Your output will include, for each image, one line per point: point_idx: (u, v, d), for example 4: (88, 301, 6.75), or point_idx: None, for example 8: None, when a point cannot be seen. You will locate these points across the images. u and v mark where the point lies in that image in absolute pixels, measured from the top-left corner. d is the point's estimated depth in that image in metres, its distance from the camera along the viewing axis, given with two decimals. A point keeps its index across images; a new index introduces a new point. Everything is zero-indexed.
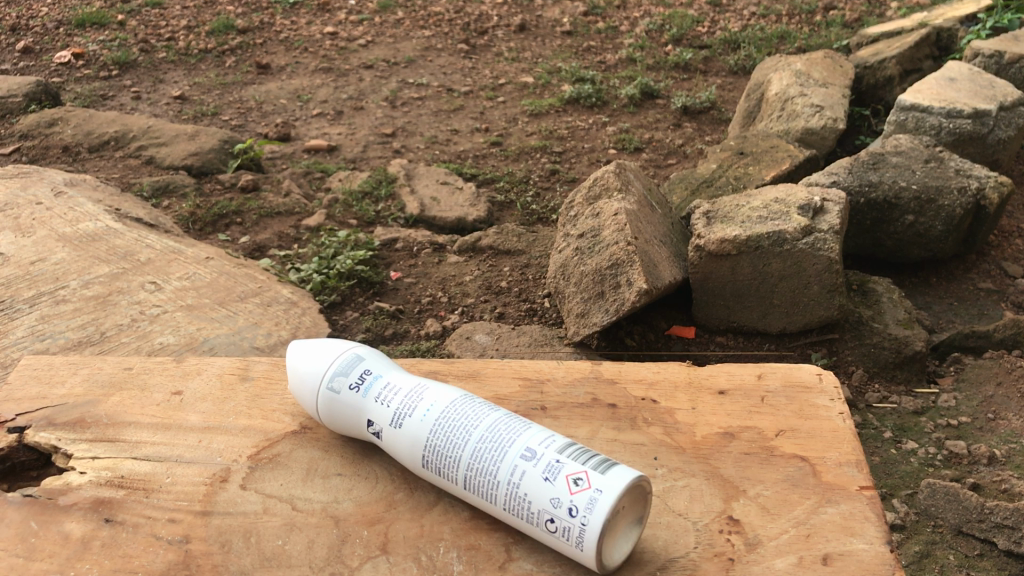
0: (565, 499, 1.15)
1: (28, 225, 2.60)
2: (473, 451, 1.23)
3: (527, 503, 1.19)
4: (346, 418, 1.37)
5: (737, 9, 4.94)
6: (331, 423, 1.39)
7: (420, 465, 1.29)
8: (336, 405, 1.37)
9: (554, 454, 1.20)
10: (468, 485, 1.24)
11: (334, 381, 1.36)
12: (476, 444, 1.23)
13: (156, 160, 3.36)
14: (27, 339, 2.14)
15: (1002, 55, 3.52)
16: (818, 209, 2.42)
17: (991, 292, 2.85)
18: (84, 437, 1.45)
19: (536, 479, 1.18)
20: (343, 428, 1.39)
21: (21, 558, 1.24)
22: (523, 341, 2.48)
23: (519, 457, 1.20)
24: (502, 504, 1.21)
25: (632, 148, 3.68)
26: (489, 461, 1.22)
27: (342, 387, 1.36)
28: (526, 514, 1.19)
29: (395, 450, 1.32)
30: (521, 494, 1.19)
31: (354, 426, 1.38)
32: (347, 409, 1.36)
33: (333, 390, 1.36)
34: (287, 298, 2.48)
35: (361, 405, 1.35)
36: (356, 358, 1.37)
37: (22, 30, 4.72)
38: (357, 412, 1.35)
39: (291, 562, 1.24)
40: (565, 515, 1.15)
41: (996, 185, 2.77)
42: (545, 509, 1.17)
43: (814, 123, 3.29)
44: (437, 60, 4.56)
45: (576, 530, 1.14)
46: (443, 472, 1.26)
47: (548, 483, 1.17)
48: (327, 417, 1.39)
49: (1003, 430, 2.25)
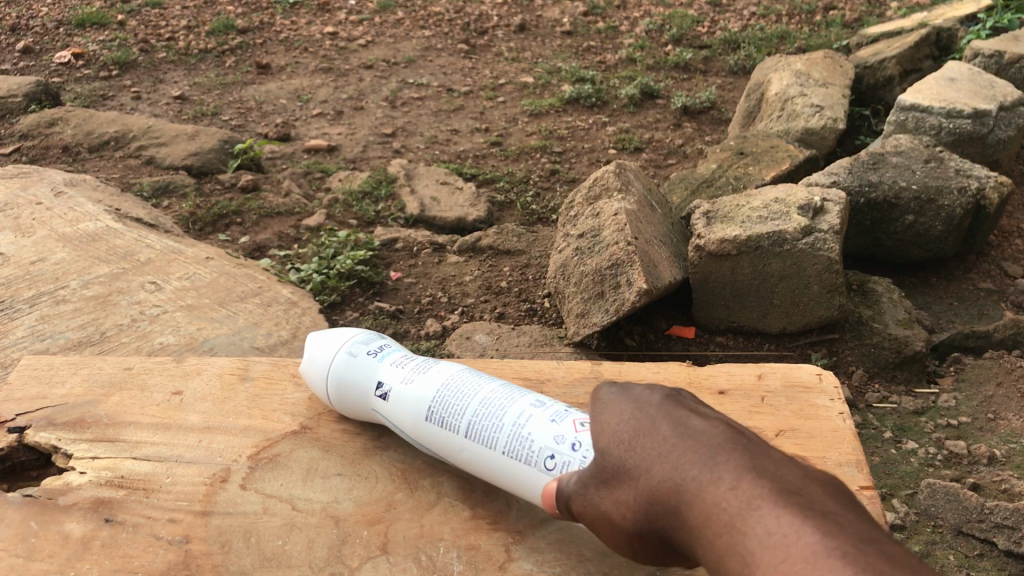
0: (569, 436, 1.18)
1: (29, 225, 2.60)
2: (481, 401, 1.26)
3: (530, 444, 1.20)
4: (356, 381, 1.38)
5: (737, 9, 4.95)
6: (333, 390, 1.41)
7: (425, 422, 1.30)
8: (349, 368, 1.39)
9: (561, 408, 1.24)
10: (471, 431, 1.25)
11: (352, 347, 1.39)
12: (486, 394, 1.27)
13: (156, 160, 3.36)
14: (27, 340, 2.14)
15: (1002, 56, 3.52)
16: (818, 209, 2.43)
17: (990, 292, 2.85)
18: (84, 437, 1.46)
19: (542, 422, 1.21)
20: (349, 392, 1.40)
21: (21, 558, 1.24)
22: (523, 341, 2.48)
23: (528, 406, 1.24)
24: (503, 448, 1.22)
25: (633, 148, 3.68)
26: (496, 409, 1.25)
27: (359, 351, 1.39)
28: (526, 455, 1.20)
29: (400, 411, 1.33)
30: (525, 435, 1.20)
31: (361, 391, 1.38)
32: (360, 371, 1.38)
33: (349, 354, 1.39)
34: (287, 298, 2.48)
35: (374, 368, 1.37)
36: (376, 333, 1.42)
37: (22, 30, 4.71)
38: (370, 374, 1.37)
39: (291, 562, 1.24)
40: (566, 450, 1.17)
41: (996, 185, 2.78)
42: (547, 448, 1.18)
43: (814, 123, 3.29)
44: (437, 60, 4.55)
45: (576, 463, 1.15)
46: (449, 425, 1.27)
47: (554, 424, 1.20)
48: (331, 383, 1.41)
49: (1003, 430, 2.25)
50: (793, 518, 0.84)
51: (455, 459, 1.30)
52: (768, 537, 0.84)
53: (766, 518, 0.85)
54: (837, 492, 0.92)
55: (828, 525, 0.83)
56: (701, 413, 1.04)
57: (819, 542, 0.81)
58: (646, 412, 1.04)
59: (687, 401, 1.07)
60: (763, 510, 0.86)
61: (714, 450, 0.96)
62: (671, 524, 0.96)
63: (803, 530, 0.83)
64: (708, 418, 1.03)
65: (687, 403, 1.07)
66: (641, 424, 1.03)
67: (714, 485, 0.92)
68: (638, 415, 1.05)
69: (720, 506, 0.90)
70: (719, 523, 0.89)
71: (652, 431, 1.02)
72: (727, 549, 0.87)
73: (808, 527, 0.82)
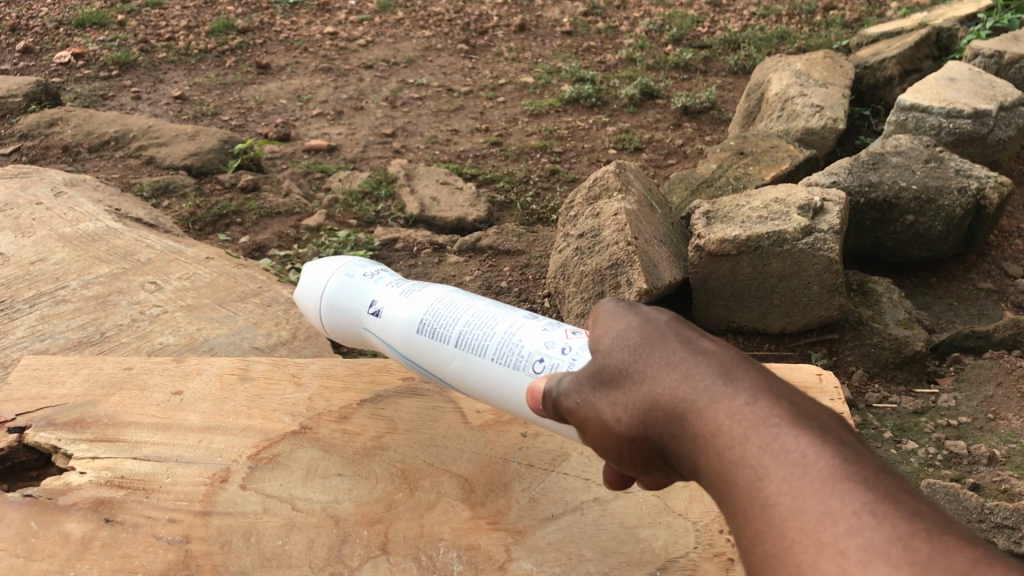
0: (559, 341, 1.23)
1: (29, 225, 2.60)
2: (473, 312, 1.32)
3: (519, 349, 1.24)
4: (352, 301, 1.47)
5: (737, 9, 4.95)
6: (328, 308, 1.50)
7: (415, 332, 1.36)
8: (346, 288, 1.48)
9: (553, 321, 1.30)
10: (460, 339, 1.30)
11: (351, 271, 1.50)
12: (478, 307, 1.34)
13: (156, 160, 3.36)
14: (27, 340, 2.14)
15: (1002, 55, 3.52)
16: (818, 209, 2.43)
17: (990, 292, 2.85)
18: (84, 437, 1.46)
19: (533, 330, 1.26)
20: (344, 312, 1.48)
21: (21, 558, 1.24)
22: None
23: (520, 317, 1.30)
24: (491, 354, 1.27)
25: (632, 148, 3.68)
26: (488, 319, 1.30)
27: (357, 274, 1.50)
28: (515, 361, 1.24)
29: (391, 323, 1.41)
30: (515, 342, 1.25)
31: (356, 310, 1.47)
32: (357, 291, 1.48)
33: (348, 275, 1.50)
34: (288, 298, 2.49)
35: (371, 288, 1.47)
36: (376, 260, 1.53)
37: (22, 30, 4.71)
38: (366, 293, 1.47)
39: (291, 562, 1.24)
40: (556, 354, 1.21)
41: (996, 185, 2.77)
42: (536, 352, 1.23)
43: (814, 123, 3.29)
44: (437, 60, 4.55)
45: (564, 365, 1.19)
46: (436, 334, 1.33)
47: (545, 331, 1.25)
48: (327, 302, 1.50)
49: (1003, 430, 2.24)
50: (811, 439, 0.83)
51: (442, 373, 1.35)
52: (787, 451, 0.83)
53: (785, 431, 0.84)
54: (843, 422, 0.92)
55: (845, 447, 0.83)
56: (708, 335, 1.03)
57: (838, 464, 0.80)
58: (656, 327, 1.03)
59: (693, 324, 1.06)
60: (780, 428, 0.85)
61: (730, 368, 0.95)
62: (672, 434, 0.94)
63: (820, 447, 0.82)
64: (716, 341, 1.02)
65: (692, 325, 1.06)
66: (652, 336, 1.02)
67: (726, 400, 0.90)
68: (650, 328, 1.03)
69: (732, 417, 0.88)
70: (730, 434, 0.87)
71: (663, 345, 1.01)
72: (738, 456, 0.85)
73: (829, 450, 0.82)
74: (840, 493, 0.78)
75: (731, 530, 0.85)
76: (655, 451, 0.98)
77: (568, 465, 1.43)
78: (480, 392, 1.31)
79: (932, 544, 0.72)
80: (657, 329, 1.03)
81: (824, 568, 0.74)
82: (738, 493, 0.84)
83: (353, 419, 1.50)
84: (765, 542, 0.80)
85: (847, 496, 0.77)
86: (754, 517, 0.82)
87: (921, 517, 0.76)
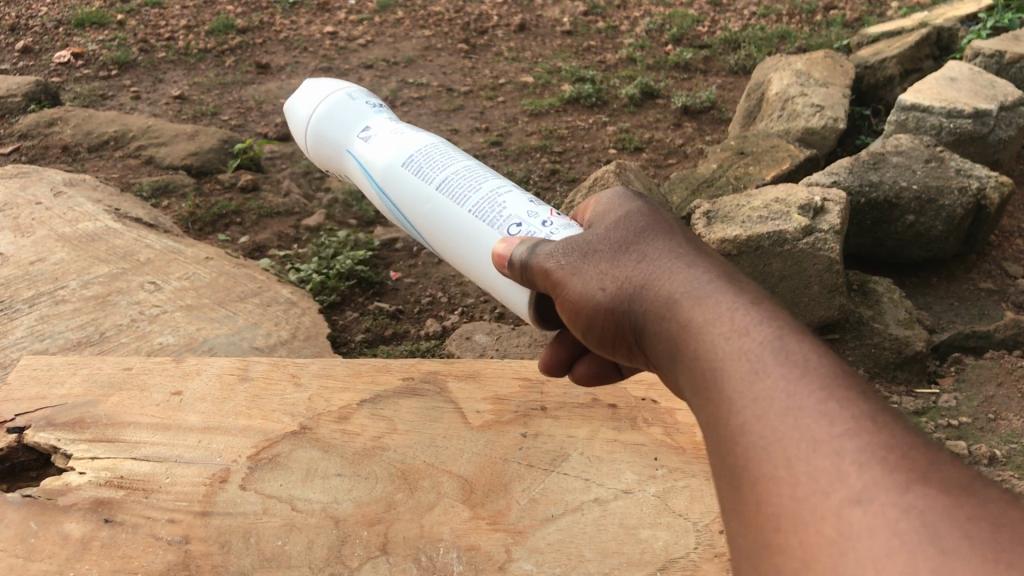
0: (541, 216, 1.37)
1: (28, 224, 2.59)
2: (463, 167, 1.49)
3: (500, 209, 1.40)
4: (348, 119, 1.67)
5: (737, 9, 4.94)
6: (327, 128, 1.68)
7: (402, 167, 1.53)
8: (349, 108, 1.68)
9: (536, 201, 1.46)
10: (443, 184, 1.47)
11: (356, 96, 1.71)
12: (469, 165, 1.50)
13: (156, 160, 3.35)
14: (26, 339, 2.13)
15: (1002, 55, 3.51)
16: (818, 209, 2.43)
17: (991, 292, 2.84)
18: (84, 437, 1.45)
19: (519, 201, 1.41)
20: (337, 126, 1.67)
21: (21, 558, 1.23)
22: (523, 342, 2.47)
23: (506, 183, 1.46)
24: (469, 205, 1.43)
25: (633, 148, 3.68)
26: (478, 177, 1.46)
27: (362, 100, 1.70)
28: (492, 218, 1.39)
29: (376, 148, 1.59)
30: (500, 203, 1.41)
31: (348, 127, 1.67)
32: (357, 114, 1.67)
33: (351, 97, 1.70)
34: (287, 298, 2.52)
35: (369, 116, 1.67)
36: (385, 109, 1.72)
37: (21, 30, 4.70)
38: (364, 118, 1.66)
39: (291, 563, 1.24)
40: (535, 225, 1.36)
41: (996, 185, 2.77)
42: (517, 217, 1.38)
43: (814, 123, 3.29)
44: (437, 60, 4.54)
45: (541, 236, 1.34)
46: (422, 174, 1.50)
47: (529, 204, 1.40)
48: (327, 123, 1.68)
49: (1004, 430, 2.24)
50: (810, 351, 0.92)
51: (413, 209, 1.51)
52: (774, 339, 0.94)
53: (759, 309, 1.00)
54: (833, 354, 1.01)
55: (832, 354, 0.92)
56: (711, 257, 1.17)
57: (834, 372, 0.89)
58: (662, 236, 1.22)
59: (697, 246, 1.21)
60: (780, 334, 0.94)
61: (721, 271, 1.11)
62: (648, 302, 1.11)
63: (809, 348, 0.92)
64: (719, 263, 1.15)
65: (696, 247, 1.21)
66: (655, 235, 1.21)
67: (726, 302, 1.02)
68: (653, 229, 1.23)
69: (731, 313, 0.99)
70: (726, 325, 0.98)
71: (656, 240, 1.20)
72: (708, 320, 1.01)
73: (824, 358, 0.91)
74: (835, 399, 0.85)
75: (703, 398, 0.95)
76: (625, 321, 1.15)
77: (569, 465, 1.43)
78: (441, 238, 1.48)
79: (926, 457, 0.79)
80: (654, 229, 1.23)
81: (818, 464, 0.80)
82: (729, 380, 0.92)
83: (353, 419, 1.50)
84: (755, 432, 0.86)
85: (843, 402, 0.84)
86: (741, 401, 0.90)
87: (908, 432, 0.82)
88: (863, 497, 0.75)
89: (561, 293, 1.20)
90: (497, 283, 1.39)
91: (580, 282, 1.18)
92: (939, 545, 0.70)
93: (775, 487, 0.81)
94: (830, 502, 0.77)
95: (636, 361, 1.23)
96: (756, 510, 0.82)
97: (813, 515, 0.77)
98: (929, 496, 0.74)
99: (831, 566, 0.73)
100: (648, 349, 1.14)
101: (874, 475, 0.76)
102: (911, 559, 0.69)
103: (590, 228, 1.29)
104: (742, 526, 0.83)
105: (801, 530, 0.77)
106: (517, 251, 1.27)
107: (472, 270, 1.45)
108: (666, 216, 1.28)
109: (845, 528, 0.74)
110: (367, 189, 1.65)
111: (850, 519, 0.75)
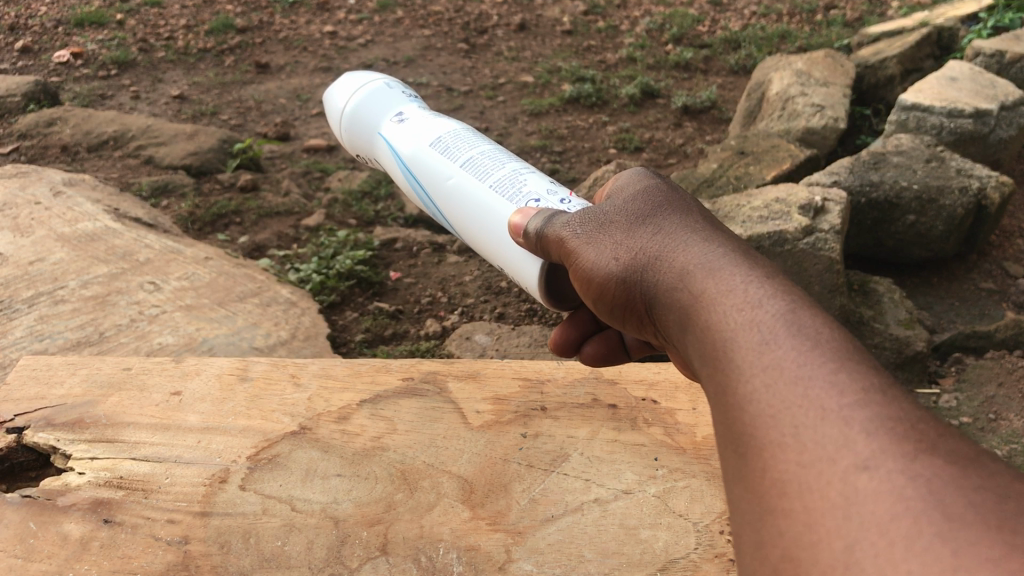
0: (561, 195, 1.40)
1: (27, 224, 2.58)
2: (488, 149, 1.51)
3: (519, 186, 1.42)
4: (382, 102, 1.67)
5: (738, 9, 4.94)
6: (358, 114, 1.67)
7: (427, 147, 1.55)
8: (384, 92, 1.69)
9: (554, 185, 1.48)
10: (467, 162, 1.48)
11: (392, 84, 1.72)
12: (494, 148, 1.52)
13: (155, 160, 3.35)
14: (26, 339, 2.12)
15: (1003, 55, 3.51)
16: (819, 210, 2.45)
17: (992, 292, 2.84)
18: (83, 437, 1.45)
19: (539, 181, 1.44)
20: (369, 109, 1.67)
21: (20, 559, 1.23)
22: (523, 342, 2.47)
23: (528, 167, 1.49)
24: (491, 182, 1.45)
25: (633, 148, 3.67)
26: (501, 159, 1.49)
27: (397, 89, 1.71)
28: (512, 193, 1.42)
29: (406, 130, 1.60)
30: (520, 181, 1.43)
31: (381, 110, 1.67)
32: (391, 98, 1.68)
33: (388, 84, 1.71)
34: (286, 298, 2.52)
35: (404, 101, 1.68)
36: (412, 95, 1.75)
37: (21, 30, 4.69)
38: (397, 102, 1.67)
39: (291, 563, 1.24)
40: (553, 202, 1.38)
41: (997, 185, 2.76)
42: (537, 194, 1.40)
43: (815, 123, 3.29)
44: (436, 59, 4.54)
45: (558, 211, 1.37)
46: (448, 152, 1.52)
47: (549, 184, 1.43)
48: (355, 103, 1.68)
49: (1004, 430, 2.24)
50: (822, 322, 0.91)
51: (437, 188, 1.53)
52: (783, 306, 0.94)
53: (766, 275, 1.01)
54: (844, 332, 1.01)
55: (842, 327, 0.92)
56: (728, 234, 1.17)
57: (845, 344, 0.88)
58: (678, 213, 1.23)
59: (713, 224, 1.22)
60: (795, 304, 0.94)
61: (735, 247, 1.11)
62: (656, 269, 1.14)
63: (819, 318, 0.92)
64: (734, 240, 1.15)
65: (711, 224, 1.22)
66: (671, 212, 1.23)
67: (739, 274, 1.02)
68: (669, 207, 1.24)
69: (744, 285, 0.99)
70: (738, 296, 0.98)
71: (668, 212, 1.23)
72: (713, 283, 1.03)
73: (839, 331, 0.90)
74: (845, 370, 0.84)
75: (710, 362, 0.95)
76: (634, 288, 1.18)
77: (569, 465, 1.42)
78: (462, 214, 1.50)
79: (932, 430, 0.78)
80: (667, 203, 1.26)
81: (826, 432, 0.79)
82: (739, 349, 0.92)
83: (353, 419, 1.50)
84: (763, 400, 0.85)
85: (853, 373, 0.83)
86: (750, 367, 0.89)
87: (915, 405, 0.81)
88: (870, 464, 0.74)
89: (574, 262, 1.23)
90: (513, 257, 1.41)
91: (593, 251, 1.22)
92: (945, 513, 0.69)
93: (781, 453, 0.81)
94: (835, 467, 0.76)
95: (645, 332, 1.25)
96: (759, 474, 0.82)
97: (819, 480, 0.76)
98: (936, 468, 0.73)
99: (834, 530, 0.72)
100: (659, 320, 1.15)
101: (882, 444, 0.75)
102: (915, 524, 0.69)
103: (607, 203, 1.31)
104: (745, 491, 0.83)
105: (806, 496, 0.76)
106: (534, 221, 1.30)
107: (488, 246, 1.46)
108: (682, 192, 1.30)
109: (851, 494, 0.74)
110: (390, 170, 1.66)
111: (856, 484, 0.74)
